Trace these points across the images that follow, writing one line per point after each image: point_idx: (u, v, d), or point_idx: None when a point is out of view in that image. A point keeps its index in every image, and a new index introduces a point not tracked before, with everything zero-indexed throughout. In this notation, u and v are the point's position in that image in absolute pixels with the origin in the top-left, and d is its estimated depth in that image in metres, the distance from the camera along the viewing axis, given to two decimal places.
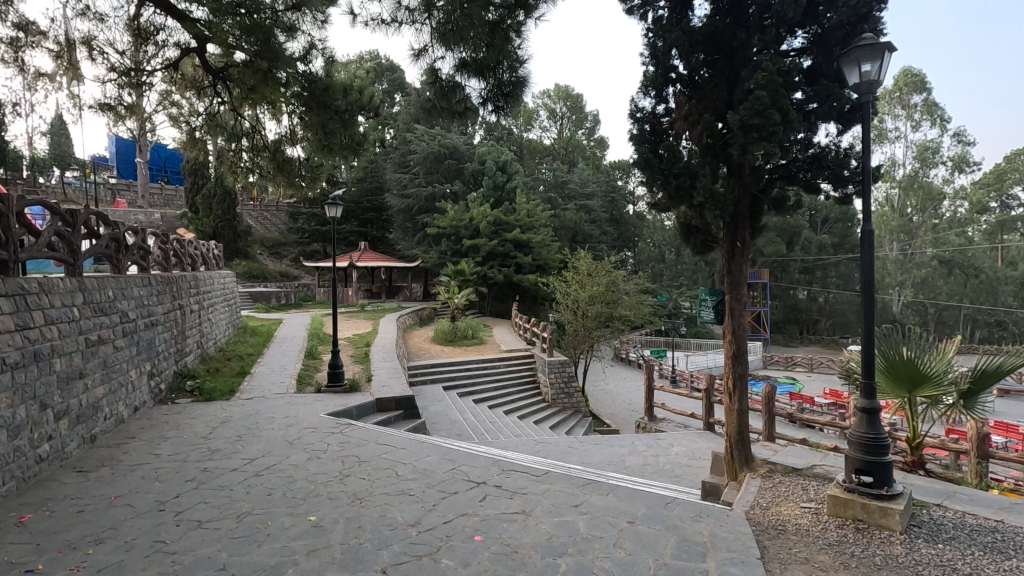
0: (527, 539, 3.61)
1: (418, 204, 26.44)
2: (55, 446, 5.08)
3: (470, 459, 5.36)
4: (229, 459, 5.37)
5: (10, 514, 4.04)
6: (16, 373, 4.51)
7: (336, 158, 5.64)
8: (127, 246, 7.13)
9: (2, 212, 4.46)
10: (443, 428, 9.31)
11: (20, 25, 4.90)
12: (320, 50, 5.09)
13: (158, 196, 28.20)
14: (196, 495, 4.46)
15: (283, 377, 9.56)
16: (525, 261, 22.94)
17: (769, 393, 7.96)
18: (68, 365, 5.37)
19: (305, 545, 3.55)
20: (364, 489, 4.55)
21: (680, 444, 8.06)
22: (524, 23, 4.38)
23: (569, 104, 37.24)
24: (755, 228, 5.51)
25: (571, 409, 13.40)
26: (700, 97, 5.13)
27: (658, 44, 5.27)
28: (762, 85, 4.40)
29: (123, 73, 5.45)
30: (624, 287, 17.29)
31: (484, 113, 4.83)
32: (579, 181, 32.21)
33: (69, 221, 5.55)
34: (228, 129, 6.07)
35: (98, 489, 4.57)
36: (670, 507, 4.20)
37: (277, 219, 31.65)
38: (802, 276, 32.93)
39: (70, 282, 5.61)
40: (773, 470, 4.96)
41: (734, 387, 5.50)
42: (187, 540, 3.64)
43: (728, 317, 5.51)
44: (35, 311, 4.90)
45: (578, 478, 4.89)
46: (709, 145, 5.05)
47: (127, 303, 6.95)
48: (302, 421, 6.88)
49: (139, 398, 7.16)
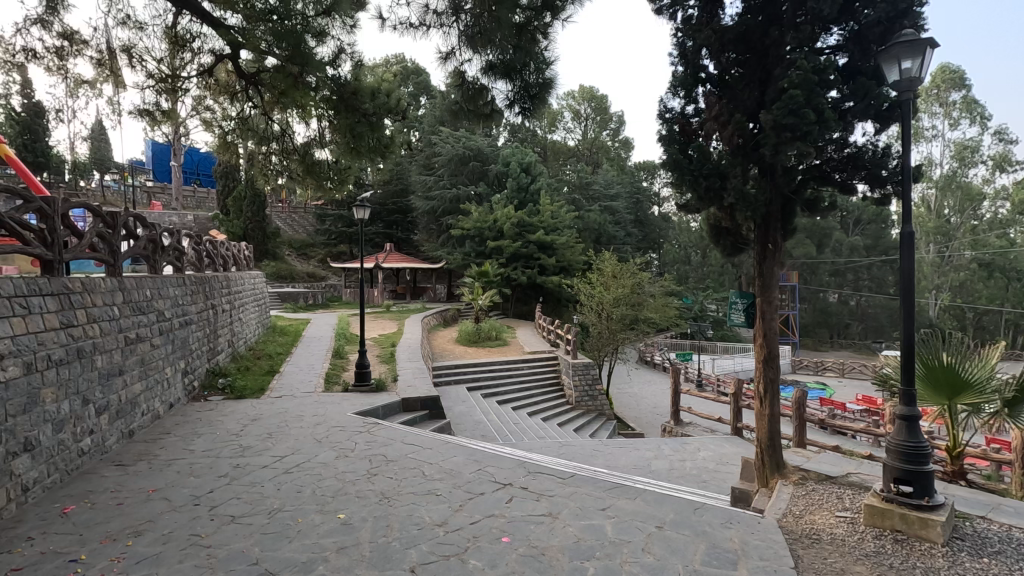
0: (554, 541, 3.60)
1: (443, 205, 26.60)
2: (96, 441, 5.27)
3: (496, 461, 5.38)
4: (260, 456, 5.48)
5: (54, 505, 4.19)
6: (60, 368, 4.69)
7: (363, 161, 5.72)
8: (163, 247, 7.34)
9: (47, 213, 4.63)
10: (467, 428, 9.34)
11: (65, 35, 5.07)
12: (349, 54, 5.17)
13: (191, 199, 29.00)
14: (229, 490, 4.56)
15: (311, 377, 9.70)
16: (549, 263, 22.89)
17: (799, 398, 7.76)
18: (109, 361, 5.57)
19: (335, 543, 3.59)
20: (392, 489, 4.59)
21: (707, 449, 7.93)
22: (551, 25, 4.36)
23: (595, 104, 36.90)
24: (788, 229, 5.39)
25: (595, 411, 13.31)
26: (731, 97, 5.04)
27: (688, 44, 5.22)
28: (796, 84, 4.31)
29: (160, 79, 5.62)
30: (649, 289, 17.13)
31: (511, 115, 4.84)
32: (604, 182, 32.07)
33: (109, 223, 5.75)
34: (259, 133, 6.20)
35: (136, 483, 4.71)
36: (699, 513, 4.13)
37: (305, 220, 32.24)
38: (832, 279, 32.15)
39: (111, 283, 5.80)
40: (806, 477, 4.86)
41: (764, 391, 5.38)
42: (221, 534, 3.72)
43: (759, 321, 5.41)
44: (78, 309, 5.08)
45: (605, 481, 4.85)
46: (740, 145, 4.99)
47: (163, 302, 7.17)
48: (330, 420, 6.98)
49: (174, 395, 7.37)
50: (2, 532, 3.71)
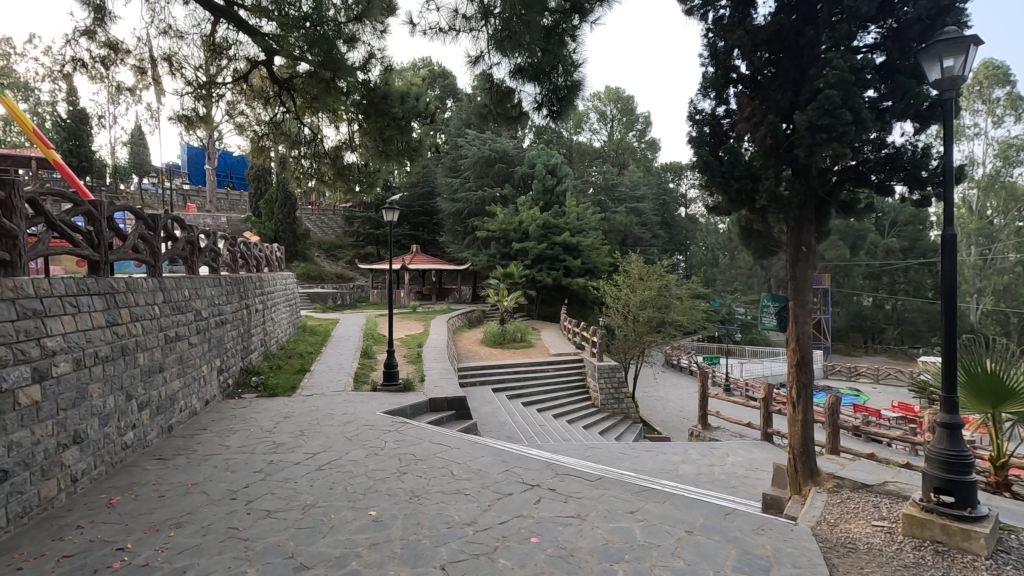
0: (583, 543, 3.60)
1: (469, 207, 26.84)
2: (138, 435, 5.48)
3: (523, 462, 5.41)
4: (293, 453, 5.61)
5: (100, 496, 4.38)
6: (106, 365, 4.89)
7: (392, 164, 5.81)
8: (201, 248, 7.59)
9: (93, 216, 4.82)
10: (493, 429, 9.39)
11: (110, 44, 5.27)
12: (378, 59, 5.27)
13: (225, 201, 29.77)
14: (263, 486, 4.68)
15: (340, 376, 9.87)
16: (574, 265, 22.80)
17: (831, 404, 7.58)
18: (150, 359, 5.78)
19: (367, 539, 3.67)
20: (421, 487, 4.65)
21: (736, 454, 7.79)
22: (580, 28, 4.36)
23: (620, 106, 36.66)
24: (822, 231, 5.27)
25: (621, 414, 13.20)
26: (764, 97, 4.95)
27: (719, 45, 5.15)
28: (832, 84, 4.23)
29: (198, 86, 5.81)
30: (677, 292, 16.94)
31: (538, 118, 4.86)
32: (630, 184, 31.87)
33: (150, 224, 5.97)
34: (291, 136, 6.34)
35: (176, 476, 4.89)
36: (730, 518, 4.10)
37: (334, 222, 32.84)
38: (867, 282, 31.21)
39: (152, 282, 6.01)
40: (841, 485, 4.78)
41: (797, 396, 5.27)
42: (257, 528, 3.83)
43: (791, 325, 5.30)
44: (122, 309, 5.28)
45: (632, 485, 4.83)
46: (773, 146, 4.90)
47: (201, 302, 7.41)
48: (360, 418, 7.10)
49: (210, 392, 7.59)
50: (53, 520, 3.89)
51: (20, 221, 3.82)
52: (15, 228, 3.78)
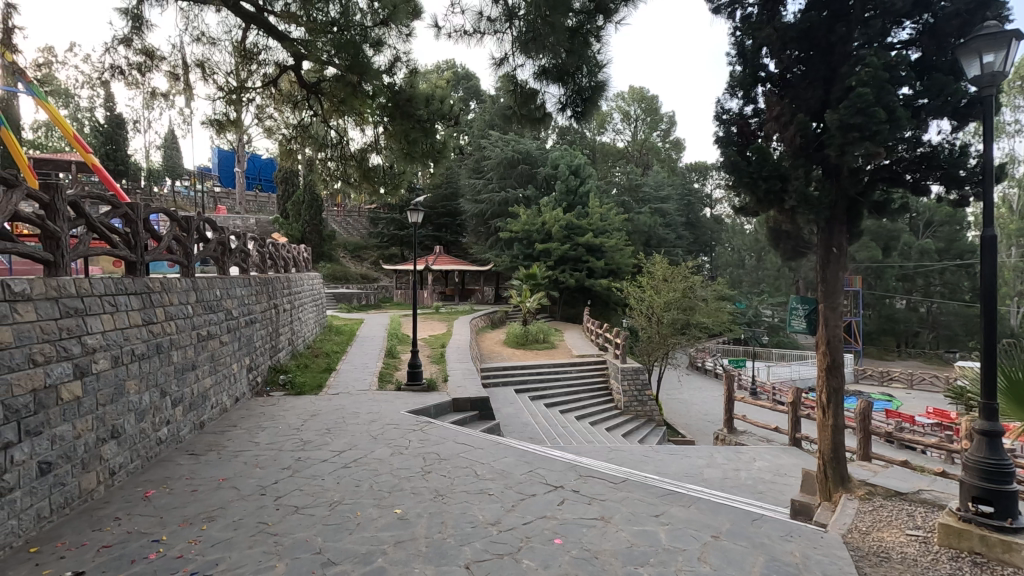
0: (607, 545, 3.59)
1: (492, 209, 26.96)
2: (172, 430, 5.64)
3: (547, 463, 5.41)
4: (320, 451, 5.71)
5: (137, 489, 4.53)
6: (142, 362, 5.05)
7: (416, 165, 5.88)
8: (231, 250, 7.78)
9: (130, 218, 4.98)
10: (516, 429, 9.41)
11: (146, 51, 5.43)
12: (404, 62, 5.34)
13: (253, 203, 30.47)
14: (291, 482, 4.78)
15: (366, 375, 10.01)
16: (597, 266, 22.67)
17: (863, 409, 7.40)
18: (183, 357, 5.95)
19: (392, 536, 3.72)
20: (446, 486, 4.70)
21: (763, 459, 7.64)
22: (604, 28, 4.35)
23: (644, 106, 36.31)
24: (854, 233, 5.14)
25: (644, 417, 13.09)
26: (793, 96, 4.86)
27: (747, 43, 5.06)
28: (865, 81, 4.15)
29: (228, 91, 5.97)
30: (701, 293, 16.75)
31: (562, 119, 4.86)
32: (654, 184, 31.58)
33: (184, 226, 6.15)
34: (318, 139, 6.45)
35: (208, 471, 5.03)
36: (757, 524, 4.04)
37: (359, 224, 33.32)
38: (901, 284, 30.24)
39: (185, 282, 6.19)
40: (873, 493, 4.69)
41: (827, 401, 5.13)
42: (286, 524, 3.91)
43: (821, 328, 5.19)
44: (157, 308, 5.45)
45: (657, 488, 4.79)
46: (802, 146, 4.80)
47: (232, 302, 7.59)
48: (385, 417, 7.18)
49: (240, 390, 7.78)
50: (93, 511, 4.04)
51: (63, 223, 3.98)
52: (58, 230, 3.94)
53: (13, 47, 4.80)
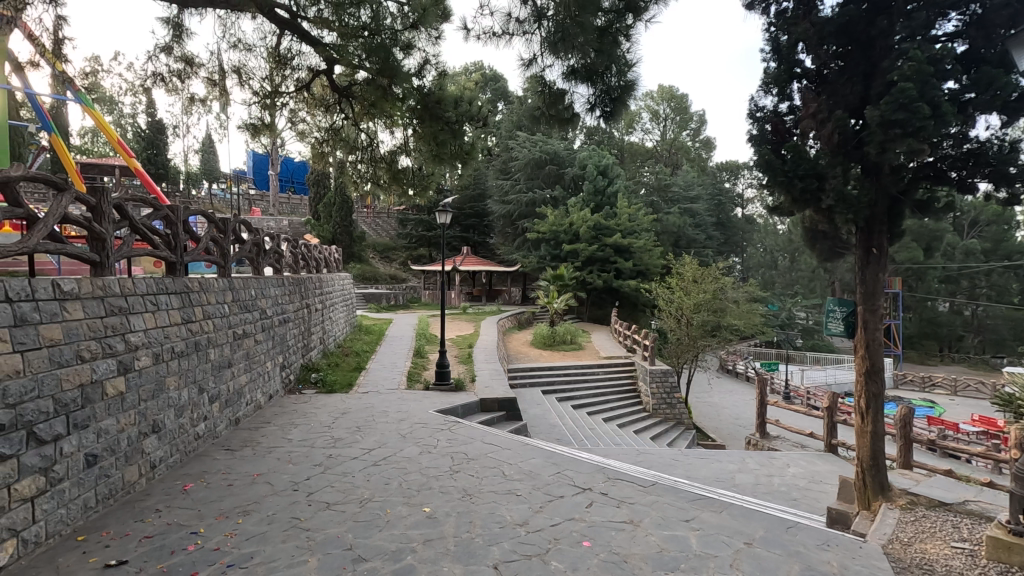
0: (637, 550, 3.55)
1: (519, 210, 27.01)
2: (209, 426, 5.81)
3: (574, 465, 5.38)
4: (350, 448, 5.80)
5: (176, 482, 4.68)
6: (181, 359, 5.21)
7: (444, 166, 5.93)
8: (266, 250, 7.97)
9: (170, 220, 5.14)
10: (543, 430, 9.38)
11: (185, 58, 5.60)
12: (433, 64, 5.39)
13: (286, 205, 31.21)
14: (323, 479, 4.86)
15: (395, 374, 10.12)
16: (625, 267, 22.45)
17: (903, 415, 7.15)
18: (220, 355, 6.12)
19: (421, 535, 3.75)
20: (474, 486, 4.72)
21: (797, 465, 7.42)
22: (634, 27, 4.28)
23: (674, 105, 35.81)
24: (894, 233, 4.97)
25: (673, 420, 12.90)
26: (830, 92, 4.71)
27: (782, 38, 4.93)
28: (907, 76, 4.02)
29: (262, 96, 6.12)
30: (732, 295, 16.52)
31: (590, 119, 4.82)
32: (684, 183, 31.13)
33: (221, 227, 6.33)
34: (349, 141, 6.55)
35: (243, 467, 5.15)
36: (791, 532, 3.95)
37: (388, 225, 33.79)
38: (943, 286, 29.03)
39: (222, 282, 6.37)
40: (915, 502, 4.63)
41: (867, 407, 4.91)
42: (318, 519, 3.98)
43: (860, 330, 5.01)
44: (195, 307, 5.62)
45: (687, 493, 4.72)
46: (840, 144, 4.66)
47: (266, 301, 7.78)
48: (413, 416, 7.25)
49: (273, 387, 7.96)
50: (136, 503, 4.19)
51: (107, 225, 4.14)
52: (104, 232, 4.10)
53: (63, 56, 5.01)
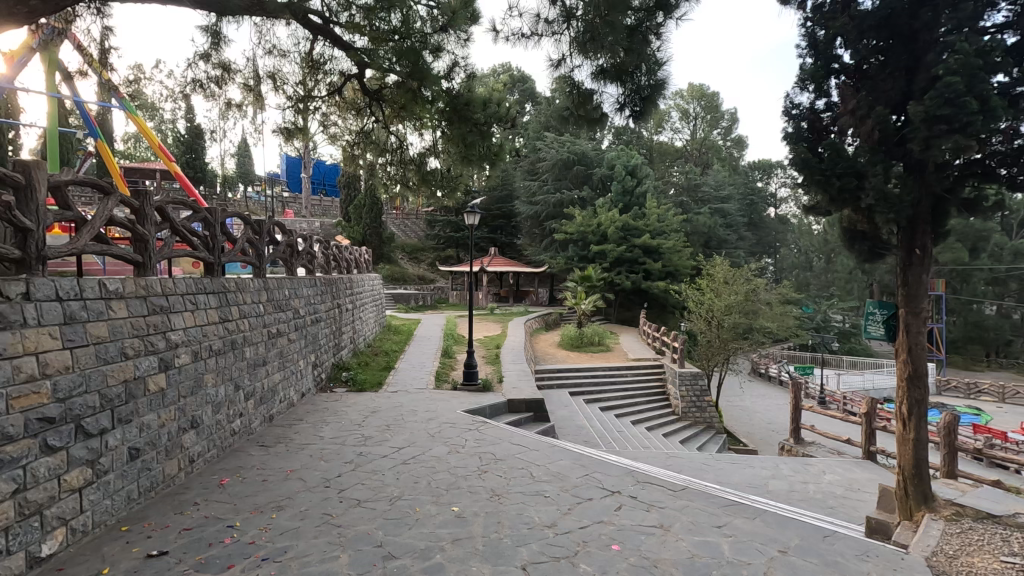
0: (667, 555, 3.50)
1: (547, 210, 26.99)
2: (245, 423, 5.97)
3: (603, 467, 5.34)
4: (380, 446, 5.88)
5: (213, 476, 4.82)
6: (219, 357, 5.37)
7: (473, 167, 5.94)
8: (299, 252, 8.16)
9: (208, 221, 5.30)
10: (571, 432, 9.35)
11: (223, 65, 5.76)
12: (462, 66, 5.44)
13: (318, 207, 31.89)
14: (353, 476, 4.94)
15: (423, 374, 10.23)
16: (654, 268, 22.19)
17: (948, 422, 6.87)
18: (255, 353, 6.29)
19: (450, 533, 3.78)
20: (502, 486, 4.72)
21: (833, 473, 7.20)
22: (664, 25, 4.22)
23: (704, 103, 35.26)
24: (939, 233, 4.78)
25: (703, 424, 12.69)
26: (870, 88, 4.55)
27: (819, 33, 4.79)
28: (954, 70, 3.87)
29: (295, 101, 6.26)
30: (765, 297, 16.16)
31: (620, 119, 4.77)
32: (715, 183, 30.63)
33: (256, 229, 6.50)
34: (380, 144, 6.65)
35: (276, 463, 5.27)
36: (828, 541, 3.84)
37: (416, 226, 34.19)
38: (990, 288, 27.76)
39: (258, 282, 6.54)
40: (961, 514, 4.45)
41: (909, 413, 4.75)
42: (348, 516, 4.04)
43: (902, 334, 4.82)
44: (232, 306, 5.79)
45: (719, 498, 4.63)
46: (880, 141, 4.50)
47: (299, 301, 7.96)
48: (441, 416, 7.31)
49: (306, 385, 8.14)
50: (176, 496, 4.33)
51: (150, 227, 4.29)
52: (146, 233, 4.26)
53: (109, 65, 5.22)
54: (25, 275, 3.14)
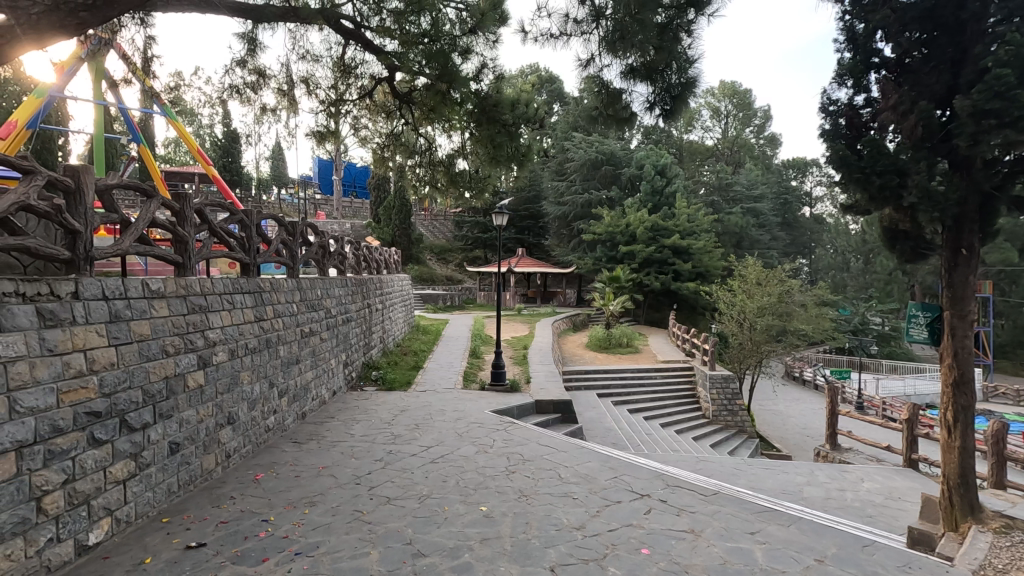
0: (698, 560, 3.45)
1: (575, 211, 26.90)
2: (278, 420, 6.11)
3: (632, 470, 5.28)
4: (409, 445, 5.94)
5: (249, 472, 4.95)
6: (254, 355, 5.52)
7: (501, 168, 5.94)
8: (331, 253, 8.30)
9: (245, 223, 5.45)
10: (599, 434, 9.28)
11: (258, 70, 5.91)
12: (491, 68, 5.47)
13: (349, 209, 32.46)
14: (383, 474, 5.01)
15: (452, 374, 10.30)
16: (684, 269, 21.86)
17: (996, 430, 6.57)
18: (289, 352, 6.44)
19: (479, 533, 3.79)
20: (530, 487, 4.72)
21: (872, 480, 6.95)
22: (696, 22, 4.15)
23: (736, 101, 34.62)
24: (986, 232, 4.58)
25: (735, 428, 12.44)
26: (913, 82, 4.39)
27: (858, 27, 4.63)
28: (1004, 62, 3.70)
29: (327, 104, 6.38)
30: (799, 299, 15.76)
31: (649, 118, 4.72)
32: (747, 182, 30.04)
33: (290, 231, 6.65)
34: (409, 146, 6.73)
35: (309, 459, 5.38)
36: (868, 551, 3.73)
37: (445, 227, 34.47)
38: None
39: (291, 282, 6.68)
40: (1010, 527, 4.26)
41: (954, 420, 4.55)
42: (379, 513, 4.10)
43: (947, 338, 4.62)
44: (267, 306, 5.94)
45: (752, 504, 4.53)
46: (924, 138, 4.34)
47: (331, 301, 8.11)
48: (469, 416, 7.35)
49: (337, 383, 8.28)
50: (214, 489, 4.47)
51: (190, 229, 4.44)
52: (187, 235, 4.40)
53: (151, 73, 5.42)
54: (74, 274, 3.28)
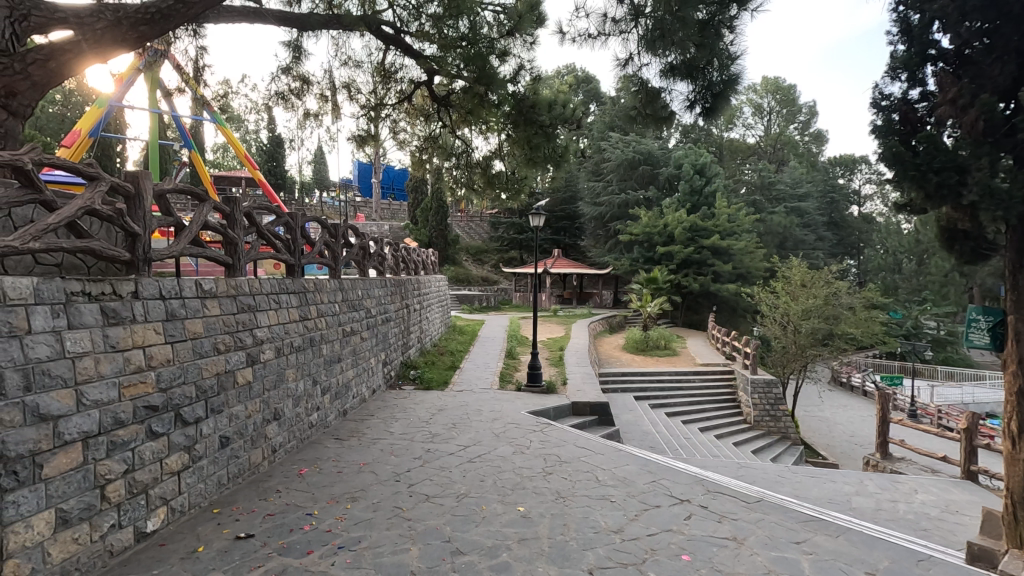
0: (741, 568, 3.37)
1: (612, 211, 26.61)
2: (321, 417, 6.27)
3: (672, 474, 5.20)
4: (446, 444, 6.01)
5: (294, 466, 5.10)
6: (299, 353, 5.70)
7: (538, 169, 5.94)
8: (371, 253, 8.49)
9: (289, 225, 5.63)
10: (636, 437, 9.16)
11: (302, 76, 6.09)
12: (527, 70, 5.50)
13: (387, 211, 33.02)
14: (422, 472, 5.09)
15: (488, 374, 10.37)
16: (724, 270, 21.37)
17: None
18: (331, 350, 6.62)
19: (516, 533, 3.81)
20: (568, 489, 4.71)
21: (927, 492, 6.60)
22: (738, 17, 4.06)
23: (779, 97, 33.65)
24: None
25: (778, 434, 12.08)
26: (973, 74, 4.18)
27: (913, 18, 4.44)
28: None
29: (368, 109, 6.53)
30: (847, 301, 15.16)
31: (689, 117, 4.64)
32: (790, 180, 29.15)
33: (332, 232, 6.83)
34: (447, 149, 6.81)
35: (351, 455, 5.51)
36: (922, 566, 3.58)
37: (480, 228, 34.65)
38: None
39: (333, 282, 6.86)
40: None
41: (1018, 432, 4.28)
42: (418, 510, 4.17)
43: (1012, 345, 4.33)
44: (311, 305, 6.12)
45: (797, 513, 4.39)
46: (985, 132, 4.12)
47: (371, 301, 8.29)
48: (506, 416, 7.38)
49: (376, 381, 8.45)
50: (261, 482, 4.64)
51: (239, 231, 4.62)
52: (236, 237, 4.59)
53: (202, 81, 5.67)
54: (134, 275, 3.46)
